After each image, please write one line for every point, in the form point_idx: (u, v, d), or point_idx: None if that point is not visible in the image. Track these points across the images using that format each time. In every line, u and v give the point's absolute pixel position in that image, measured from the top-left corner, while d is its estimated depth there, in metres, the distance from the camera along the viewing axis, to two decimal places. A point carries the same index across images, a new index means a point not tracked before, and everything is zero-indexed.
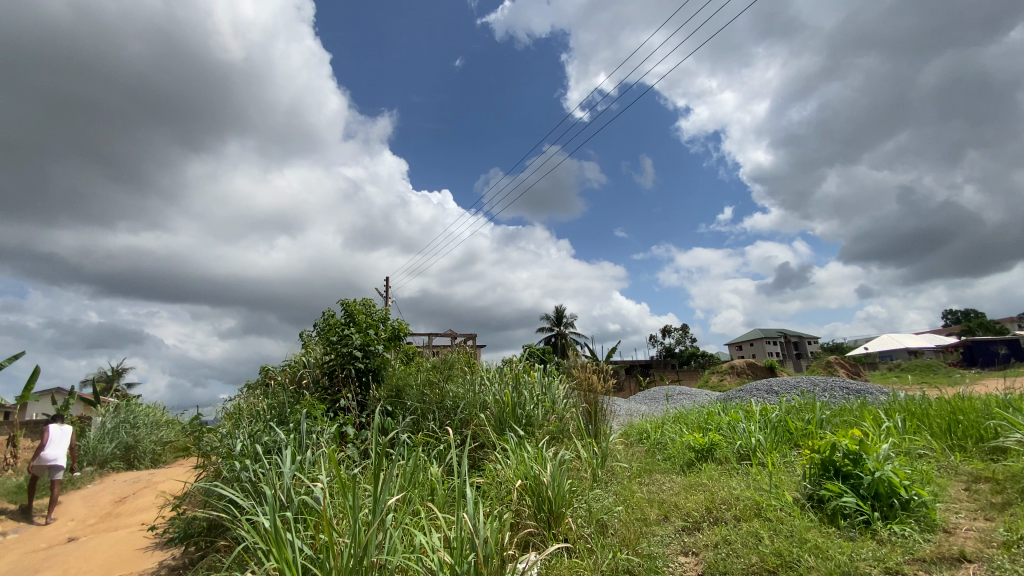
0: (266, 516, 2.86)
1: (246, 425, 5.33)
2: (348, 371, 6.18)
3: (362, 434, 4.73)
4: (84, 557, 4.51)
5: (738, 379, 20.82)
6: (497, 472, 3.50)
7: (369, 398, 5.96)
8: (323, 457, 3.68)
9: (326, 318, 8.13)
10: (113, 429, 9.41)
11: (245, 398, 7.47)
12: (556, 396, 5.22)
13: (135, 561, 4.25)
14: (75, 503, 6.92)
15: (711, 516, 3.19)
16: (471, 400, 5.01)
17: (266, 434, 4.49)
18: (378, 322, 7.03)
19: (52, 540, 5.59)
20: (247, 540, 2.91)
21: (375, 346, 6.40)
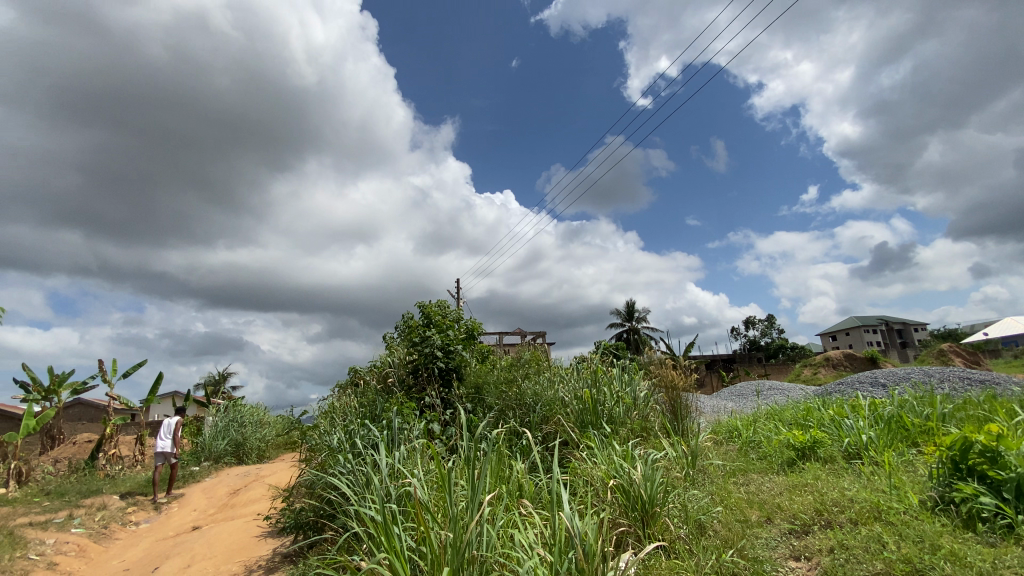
0: (372, 509, 3.03)
1: (342, 422, 5.69)
2: (430, 370, 6.43)
3: (447, 431, 4.88)
4: (208, 544, 5.01)
5: (833, 372, 19.24)
6: (584, 469, 3.46)
7: (451, 396, 6.13)
8: (416, 453, 3.84)
9: (406, 321, 8.50)
10: (224, 427, 10.37)
11: (338, 398, 7.99)
12: (638, 392, 5.02)
13: (251, 548, 4.65)
14: (197, 494, 7.71)
15: (823, 519, 2.95)
16: (550, 398, 5.00)
17: (361, 431, 4.76)
18: (453, 322, 7.24)
19: (179, 528, 6.27)
20: (355, 531, 3.09)
21: (455, 345, 6.65)
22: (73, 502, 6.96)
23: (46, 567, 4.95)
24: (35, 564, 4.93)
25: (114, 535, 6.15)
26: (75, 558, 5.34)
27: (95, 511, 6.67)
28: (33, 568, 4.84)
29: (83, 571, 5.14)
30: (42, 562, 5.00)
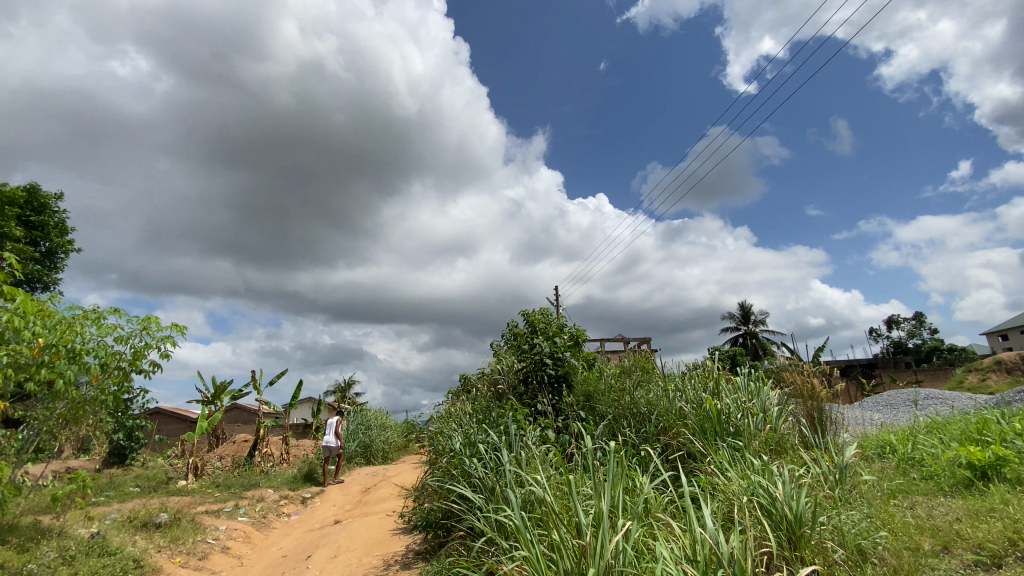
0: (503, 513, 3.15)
1: (460, 428, 5.97)
2: (540, 377, 6.50)
3: (562, 438, 4.90)
4: (349, 537, 5.49)
5: (1008, 377, 16.27)
6: (715, 483, 3.27)
7: (563, 404, 6.15)
8: (537, 459, 3.92)
9: (512, 328, 8.71)
10: (354, 430, 11.41)
11: (452, 404, 8.40)
12: (770, 403, 4.64)
13: (387, 544, 5.04)
14: (335, 490, 8.55)
15: (1021, 551, 2.49)
16: (666, 407, 4.82)
17: (480, 437, 4.96)
18: (558, 328, 7.27)
19: (323, 521, 6.99)
20: (487, 533, 3.23)
21: (563, 352, 6.64)
22: (237, 493, 8.06)
23: (220, 551, 5.77)
24: (212, 547, 5.77)
25: (271, 524, 7.02)
26: (243, 544, 6.16)
27: (256, 502, 7.66)
28: (211, 551, 5.66)
29: (250, 555, 5.92)
30: (218, 546, 5.85)
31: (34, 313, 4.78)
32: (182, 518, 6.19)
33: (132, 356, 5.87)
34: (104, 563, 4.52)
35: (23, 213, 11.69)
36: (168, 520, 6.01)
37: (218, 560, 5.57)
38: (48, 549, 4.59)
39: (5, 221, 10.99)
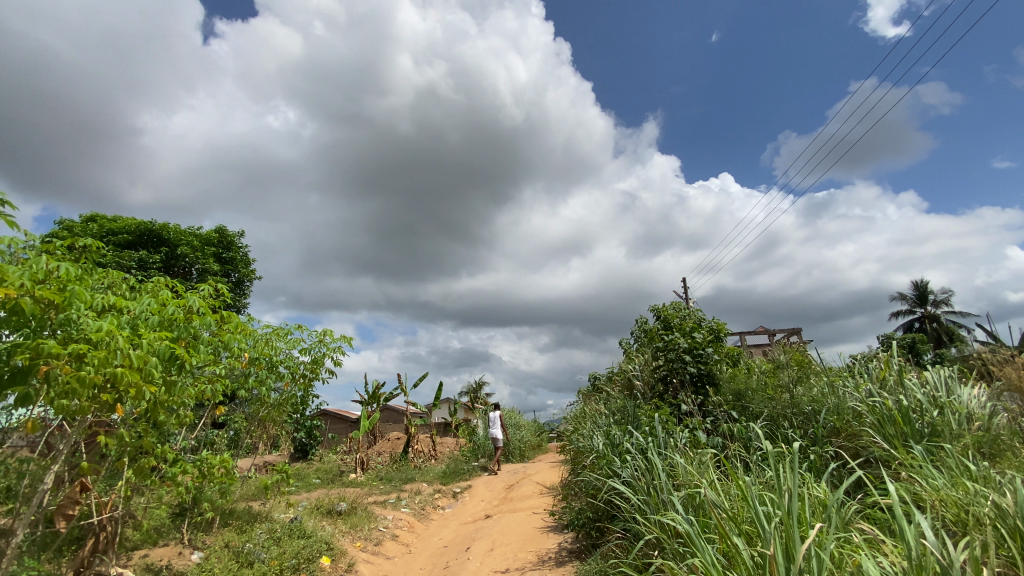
0: (670, 518, 3.11)
1: (601, 428, 5.98)
2: (680, 375, 6.24)
3: (715, 440, 4.66)
4: (502, 532, 5.78)
5: None
6: (916, 492, 2.86)
7: (709, 403, 5.83)
8: (694, 462, 3.79)
9: (643, 325, 8.47)
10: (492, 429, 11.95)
11: (587, 403, 8.42)
12: (975, 399, 3.89)
13: (539, 540, 5.24)
14: (482, 486, 9.05)
15: None
16: (836, 406, 4.32)
17: (626, 437, 4.91)
18: (697, 323, 6.90)
19: (475, 515, 7.45)
20: (654, 537, 3.20)
21: (704, 348, 6.29)
22: (398, 486, 8.95)
23: (391, 538, 6.44)
24: (383, 534, 6.46)
25: (429, 515, 7.66)
26: (408, 532, 6.82)
27: (415, 495, 8.43)
28: (384, 538, 6.35)
29: (416, 543, 6.53)
30: (389, 533, 6.54)
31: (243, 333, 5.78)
32: (358, 507, 7.04)
33: (312, 366, 6.85)
34: (303, 543, 5.29)
35: (218, 250, 14.23)
36: (346, 509, 6.86)
37: (390, 546, 6.25)
38: (261, 530, 5.50)
39: (206, 259, 13.48)
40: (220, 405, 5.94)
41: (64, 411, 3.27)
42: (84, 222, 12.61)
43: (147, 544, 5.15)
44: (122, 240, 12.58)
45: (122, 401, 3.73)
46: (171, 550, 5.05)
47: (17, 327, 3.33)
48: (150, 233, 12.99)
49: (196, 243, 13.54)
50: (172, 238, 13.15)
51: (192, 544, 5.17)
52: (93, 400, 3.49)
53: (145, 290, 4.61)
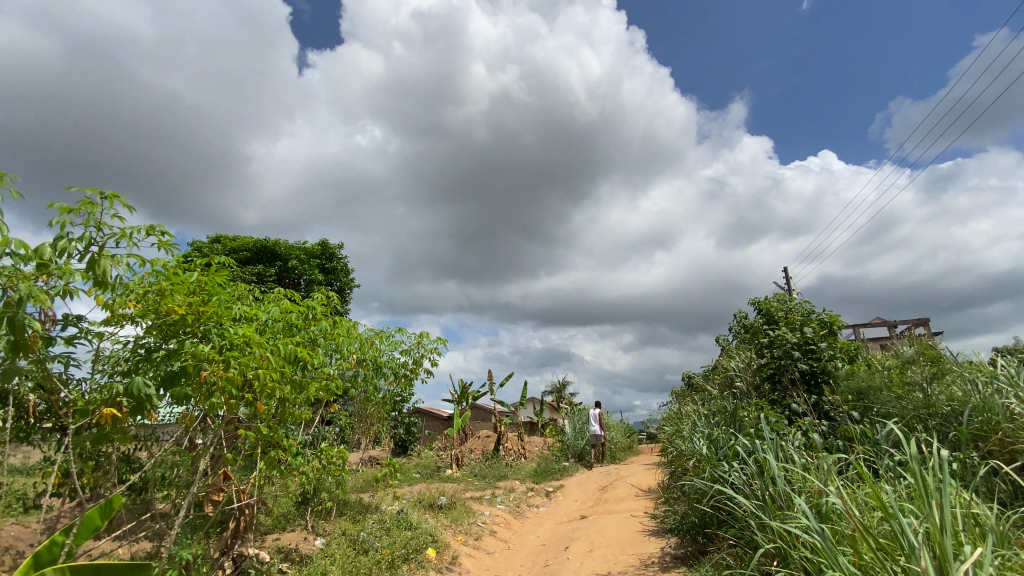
0: (796, 526, 2.91)
1: (702, 428, 5.71)
2: (790, 373, 5.78)
3: (836, 443, 4.27)
4: (600, 533, 5.70)
5: None
6: None
7: (825, 403, 5.34)
8: (816, 467, 3.50)
9: (743, 321, 7.96)
10: (581, 428, 11.84)
11: (683, 403, 8.09)
12: None
13: (640, 543, 5.10)
14: (575, 486, 9.00)
15: None
16: (986, 405, 3.77)
17: (733, 439, 4.65)
18: (806, 316, 6.35)
19: (570, 515, 7.42)
20: (778, 547, 3.01)
21: (817, 343, 5.77)
22: (492, 483, 9.18)
23: (490, 533, 6.62)
24: (483, 530, 6.66)
25: (525, 513, 7.76)
26: (506, 529, 6.96)
27: (509, 492, 8.59)
28: (483, 533, 6.54)
29: (514, 540, 6.64)
30: (487, 529, 6.72)
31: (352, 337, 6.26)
32: (457, 502, 7.31)
33: (412, 366, 7.24)
34: (411, 534, 5.59)
35: (322, 262, 15.50)
36: (446, 503, 7.15)
37: (490, 541, 6.41)
38: (372, 520, 5.88)
39: (312, 270, 14.74)
40: (334, 403, 6.48)
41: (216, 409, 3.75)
42: (213, 242, 14.33)
43: (277, 529, 5.72)
44: (244, 256, 14.13)
45: (258, 400, 4.21)
46: (297, 535, 5.57)
47: (176, 338, 3.87)
48: (264, 249, 14.45)
49: (303, 255, 14.85)
50: (283, 252, 14.53)
51: (315, 531, 5.66)
52: (236, 399, 3.97)
53: (269, 300, 5.14)
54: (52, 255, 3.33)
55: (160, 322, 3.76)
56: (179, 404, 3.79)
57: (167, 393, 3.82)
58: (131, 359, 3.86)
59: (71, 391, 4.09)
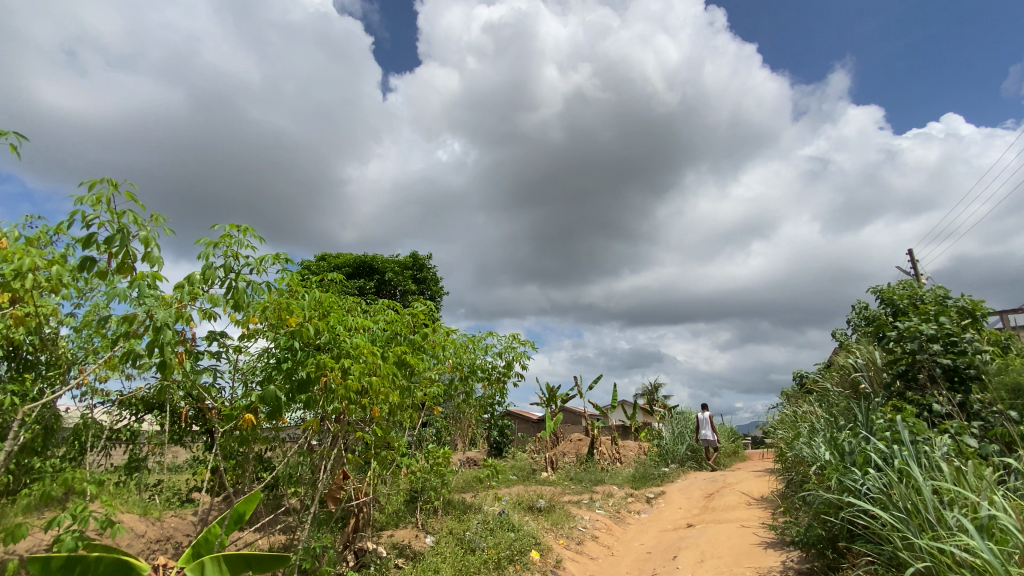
0: (956, 543, 2.56)
1: (822, 431, 5.21)
2: (927, 369, 5.07)
3: (995, 449, 3.69)
4: (711, 542, 5.39)
5: None
6: None
7: (976, 403, 4.62)
8: (973, 476, 3.06)
9: (863, 312, 7.13)
10: (680, 433, 11.36)
11: (796, 404, 7.44)
12: None
13: (758, 555, 4.74)
14: (677, 493, 8.60)
15: None
16: None
17: (862, 443, 4.20)
18: (943, 304, 5.53)
19: (675, 523, 7.10)
20: (934, 567, 2.66)
21: (961, 334, 4.97)
22: (589, 487, 9.06)
23: (591, 538, 6.53)
24: (584, 534, 6.59)
25: (626, 519, 7.56)
26: (608, 535, 6.82)
27: (608, 497, 8.41)
28: (585, 538, 6.46)
29: (617, 546, 6.49)
30: (589, 534, 6.63)
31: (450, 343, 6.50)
32: (556, 505, 7.29)
33: (506, 370, 7.39)
34: (514, 536, 5.67)
35: (414, 272, 16.34)
36: (546, 506, 7.17)
37: (592, 547, 6.32)
38: (477, 521, 6.04)
39: (405, 281, 15.60)
40: (436, 407, 6.78)
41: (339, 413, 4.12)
42: (320, 260, 15.65)
43: (391, 525, 6.08)
44: (345, 271, 15.29)
45: (373, 404, 4.53)
46: (409, 533, 5.88)
47: (301, 348, 4.27)
48: (363, 264, 15.52)
49: (397, 268, 15.76)
50: (379, 266, 15.52)
51: (425, 529, 5.93)
52: (355, 404, 4.34)
53: (375, 310, 5.52)
54: (198, 281, 3.85)
55: (287, 336, 4.22)
56: (307, 408, 4.21)
57: (296, 399, 4.27)
58: (264, 369, 4.35)
59: (217, 399, 4.68)
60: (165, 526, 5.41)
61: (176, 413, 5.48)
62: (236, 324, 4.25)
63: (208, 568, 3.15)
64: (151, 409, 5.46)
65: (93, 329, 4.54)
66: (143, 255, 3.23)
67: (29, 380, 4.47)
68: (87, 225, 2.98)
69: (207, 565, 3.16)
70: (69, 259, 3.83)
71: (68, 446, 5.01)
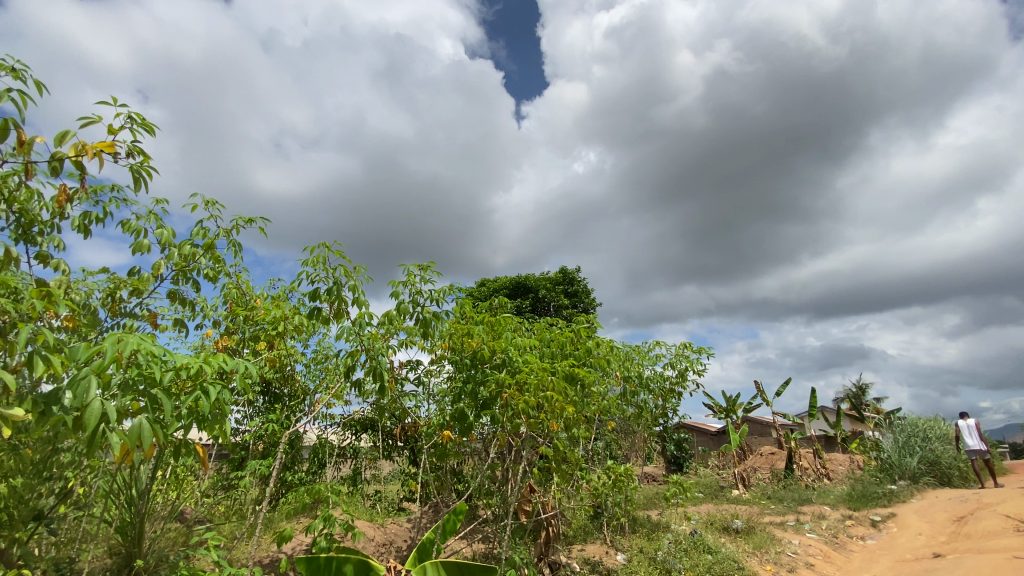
0: None
1: None
2: None
3: None
4: None
5: None
6: None
7: None
8: None
9: None
10: (907, 443, 9.43)
11: None
12: None
13: None
14: (913, 516, 7.11)
15: None
16: None
17: None
18: None
19: (916, 553, 5.87)
20: None
21: None
22: (793, 507, 8.00)
23: (805, 566, 5.73)
24: (796, 561, 5.81)
25: (847, 546, 6.46)
26: (826, 562, 5.91)
27: (819, 519, 7.31)
28: (797, 565, 5.70)
29: None
30: (802, 561, 5.83)
31: (622, 357, 6.44)
32: (756, 527, 6.60)
33: (677, 379, 7.14)
34: (713, 559, 5.29)
35: (566, 286, 16.60)
36: (744, 527, 6.52)
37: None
38: (668, 540, 5.76)
39: (558, 296, 15.92)
40: (609, 421, 6.72)
41: (523, 428, 4.36)
42: (479, 286, 16.79)
43: (580, 540, 6.14)
44: (503, 293, 16.20)
45: (553, 420, 4.66)
46: (600, 549, 5.86)
47: (482, 369, 4.62)
48: (517, 284, 16.23)
49: (549, 284, 16.19)
50: (533, 284, 16.11)
51: (614, 546, 5.86)
52: (535, 420, 4.53)
53: (538, 327, 5.73)
54: (395, 317, 4.47)
55: (468, 359, 4.65)
56: (493, 425, 4.53)
57: (480, 416, 4.67)
58: (452, 390, 4.84)
59: (416, 419, 5.33)
60: (387, 531, 6.24)
61: (385, 432, 6.34)
62: (425, 352, 4.81)
63: (430, 570, 3.54)
64: (365, 429, 6.39)
65: (321, 363, 5.55)
66: (352, 300, 3.88)
67: (280, 408, 5.59)
68: (312, 281, 3.70)
69: (430, 568, 3.56)
70: (301, 309, 4.77)
71: (310, 462, 6.11)
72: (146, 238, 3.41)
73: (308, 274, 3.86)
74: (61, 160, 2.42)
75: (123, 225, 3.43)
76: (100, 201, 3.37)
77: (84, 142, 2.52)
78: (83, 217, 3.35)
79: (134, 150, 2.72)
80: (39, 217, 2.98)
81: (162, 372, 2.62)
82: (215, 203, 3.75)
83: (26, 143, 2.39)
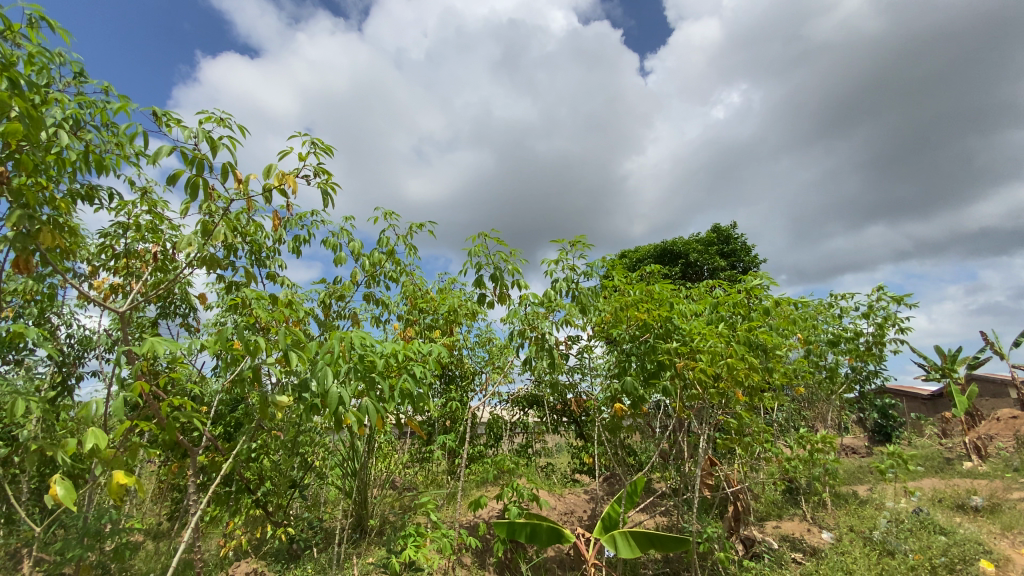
0: None
1: None
2: None
3: None
4: None
5: None
6: None
7: None
8: None
9: None
10: None
11: None
12: None
13: None
14: None
15: None
16: None
17: None
18: None
19: None
20: None
21: None
22: None
23: None
24: None
25: None
26: None
27: None
28: None
29: None
30: None
31: (808, 317, 5.74)
32: (1004, 504, 5.39)
33: (879, 338, 6.15)
34: (948, 540, 4.47)
35: (721, 246, 15.31)
36: (986, 505, 5.39)
37: None
38: (885, 518, 5.01)
39: (712, 257, 14.74)
40: (795, 387, 6.04)
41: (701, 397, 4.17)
42: (623, 258, 16.34)
43: (774, 516, 5.67)
44: (650, 262, 15.55)
45: (733, 389, 4.34)
46: (799, 526, 5.34)
47: (646, 341, 4.51)
48: (664, 252, 15.44)
49: (701, 247, 15.07)
50: (682, 249, 15.17)
51: (818, 523, 5.29)
52: (713, 389, 4.27)
53: (697, 292, 5.39)
54: (552, 295, 4.58)
55: (631, 332, 4.57)
56: (665, 396, 4.38)
57: (651, 388, 4.56)
58: (616, 363, 4.80)
59: (581, 394, 5.42)
60: (567, 502, 6.49)
61: (551, 407, 6.55)
62: (584, 327, 4.84)
63: (620, 541, 3.60)
64: (533, 405, 6.68)
65: (487, 346, 5.95)
66: (514, 282, 4.09)
67: (455, 388, 6.12)
68: (478, 268, 4.00)
69: (619, 539, 3.61)
70: (466, 298, 5.14)
71: (488, 436, 6.62)
72: (343, 251, 3.98)
73: (472, 262, 4.16)
74: (269, 189, 2.90)
75: (323, 242, 4.05)
76: (304, 225, 4.03)
77: (283, 172, 2.98)
78: (295, 240, 4.04)
79: (319, 170, 3.12)
80: (266, 244, 3.66)
81: (376, 358, 3.07)
82: (391, 212, 4.24)
83: (244, 182, 2.93)
